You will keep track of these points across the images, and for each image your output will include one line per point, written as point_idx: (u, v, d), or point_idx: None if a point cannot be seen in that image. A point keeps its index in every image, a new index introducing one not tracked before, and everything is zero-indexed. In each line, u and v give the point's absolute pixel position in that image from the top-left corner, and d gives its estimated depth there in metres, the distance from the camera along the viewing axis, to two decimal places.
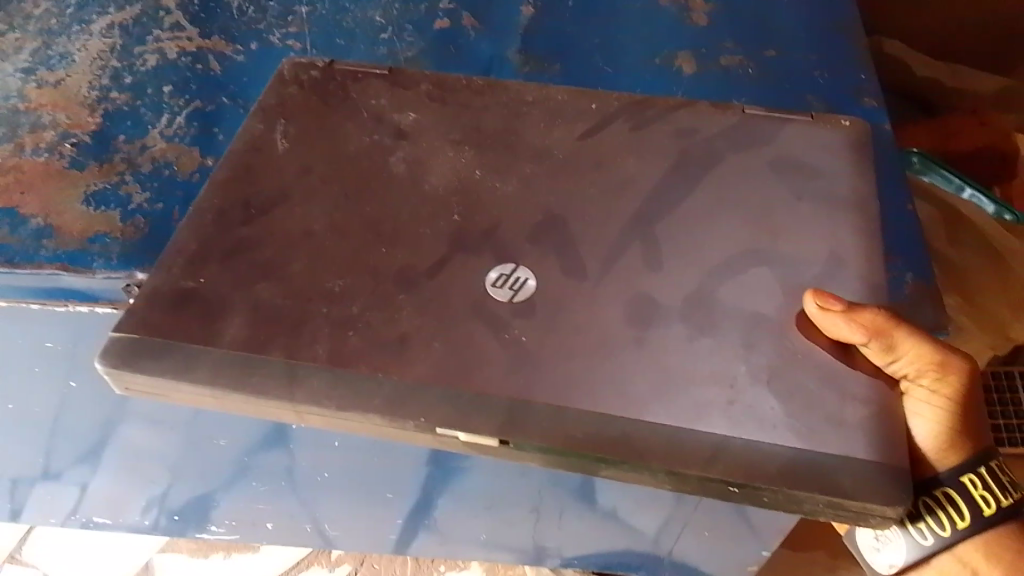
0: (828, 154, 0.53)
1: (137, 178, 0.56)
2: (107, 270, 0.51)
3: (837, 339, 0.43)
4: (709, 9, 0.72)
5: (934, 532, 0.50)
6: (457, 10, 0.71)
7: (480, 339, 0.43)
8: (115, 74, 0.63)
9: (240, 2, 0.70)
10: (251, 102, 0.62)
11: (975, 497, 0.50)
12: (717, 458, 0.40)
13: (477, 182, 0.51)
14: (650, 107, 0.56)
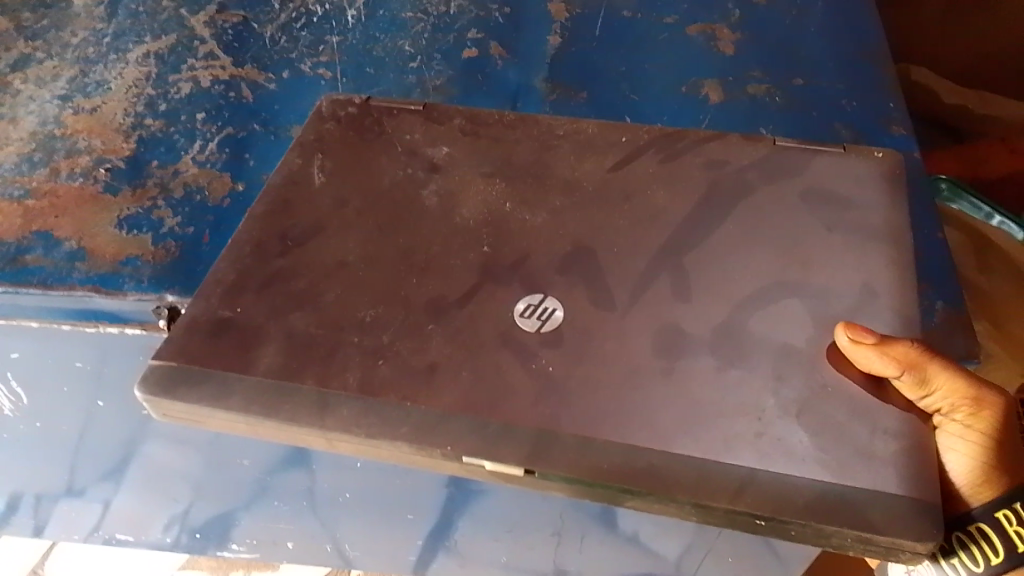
0: (860, 185, 0.52)
1: (169, 203, 0.58)
2: (138, 291, 0.53)
3: (869, 372, 0.42)
4: (735, 39, 0.73)
5: (967, 568, 0.48)
6: (485, 39, 0.72)
7: (507, 369, 0.44)
8: (150, 101, 0.65)
9: (272, 32, 0.72)
10: (281, 128, 0.63)
11: (1010, 533, 0.47)
12: (745, 491, 0.39)
13: (507, 214, 0.52)
14: (680, 140, 0.56)
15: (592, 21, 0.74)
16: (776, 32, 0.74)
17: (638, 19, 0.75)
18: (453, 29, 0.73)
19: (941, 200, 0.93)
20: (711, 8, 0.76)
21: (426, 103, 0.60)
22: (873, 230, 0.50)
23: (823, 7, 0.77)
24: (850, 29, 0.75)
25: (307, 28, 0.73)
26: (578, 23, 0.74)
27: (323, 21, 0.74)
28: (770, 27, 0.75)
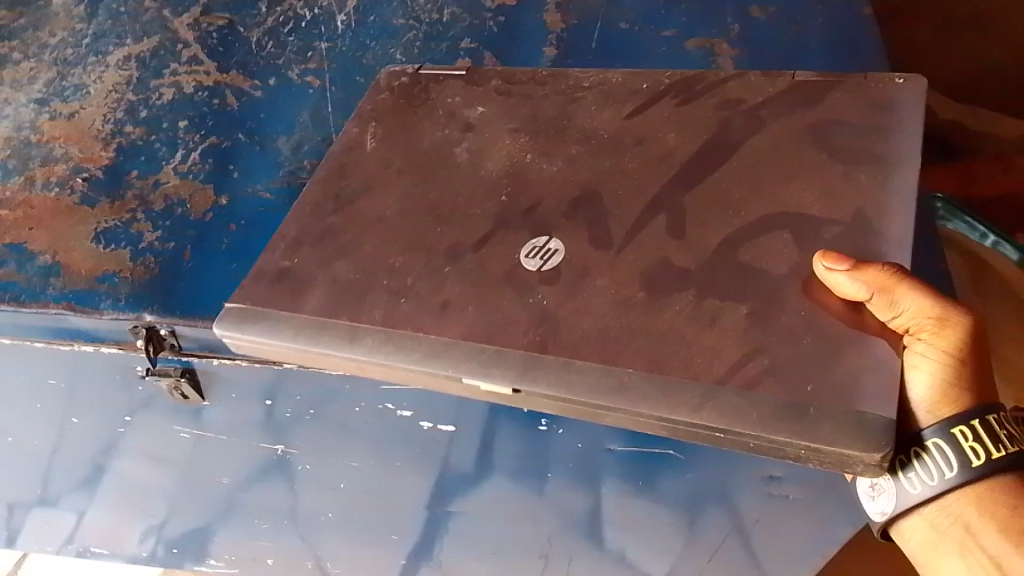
0: (878, 111, 0.52)
1: (148, 217, 0.67)
2: (114, 311, 0.62)
3: (847, 298, 0.43)
4: (734, 54, 0.73)
5: (922, 481, 0.44)
6: (478, 49, 0.76)
7: (508, 302, 0.49)
8: (130, 107, 0.75)
9: (258, 37, 0.79)
10: (264, 138, 0.71)
11: (964, 448, 0.43)
12: (704, 406, 0.42)
13: (526, 165, 0.56)
14: (699, 82, 0.58)
15: (590, 32, 0.76)
16: (787, 59, 0.73)
17: (636, 30, 0.77)
18: (445, 38, 0.78)
19: (938, 220, 0.90)
20: (710, 20, 0.76)
21: (470, 68, 0.66)
22: (882, 157, 0.50)
23: (821, 25, 0.76)
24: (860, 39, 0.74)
25: (293, 33, 0.80)
26: (575, 34, 0.77)
27: (312, 27, 0.80)
28: (771, 45, 0.75)
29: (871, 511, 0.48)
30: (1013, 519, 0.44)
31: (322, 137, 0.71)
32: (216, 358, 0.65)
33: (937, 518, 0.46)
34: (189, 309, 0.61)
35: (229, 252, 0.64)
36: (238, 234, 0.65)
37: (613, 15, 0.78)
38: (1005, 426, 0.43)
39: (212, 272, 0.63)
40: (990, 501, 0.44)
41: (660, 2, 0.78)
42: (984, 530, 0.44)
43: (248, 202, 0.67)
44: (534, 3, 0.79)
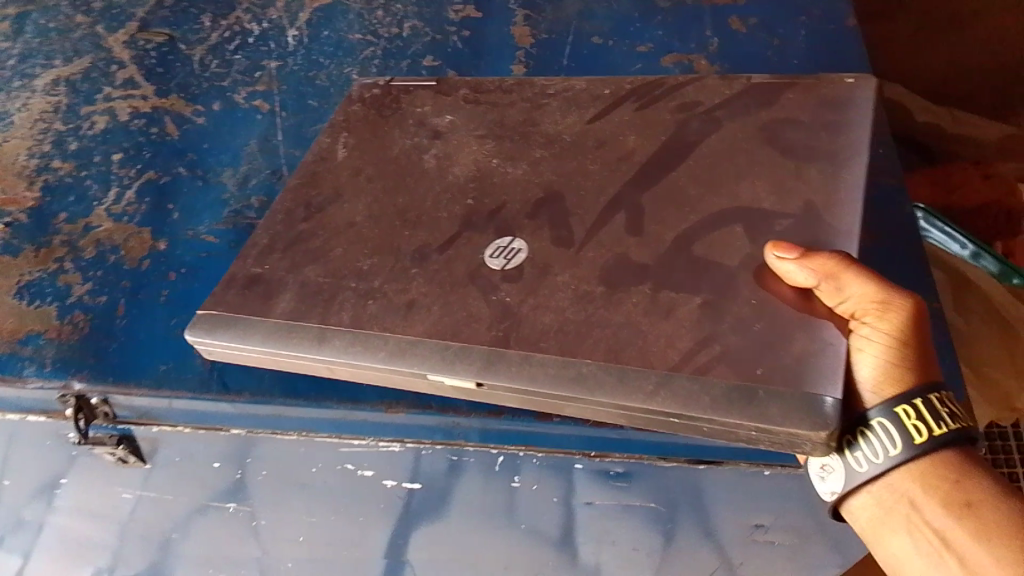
0: (831, 108, 0.54)
1: (78, 265, 0.66)
2: (38, 378, 0.60)
3: (796, 286, 0.45)
4: (713, 68, 0.75)
5: (868, 459, 0.45)
6: (441, 66, 0.78)
7: (472, 299, 0.50)
8: (58, 138, 0.76)
9: (202, 55, 0.83)
10: (205, 171, 0.73)
11: (906, 426, 0.44)
12: (658, 393, 0.43)
13: (493, 169, 0.58)
14: (659, 87, 0.59)
15: (561, 49, 0.78)
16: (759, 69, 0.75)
17: (611, 45, 0.79)
18: (406, 55, 0.80)
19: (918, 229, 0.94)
20: (688, 36, 0.79)
21: (439, 79, 0.67)
22: (831, 152, 0.51)
23: (804, 37, 0.78)
24: (825, 45, 0.77)
25: (240, 50, 0.83)
26: (543, 49, 0.79)
27: (259, 44, 0.84)
28: (750, 56, 0.77)
29: (823, 490, 0.48)
30: (955, 492, 0.45)
31: (270, 169, 0.72)
32: (157, 425, 0.63)
33: (883, 495, 0.47)
34: (123, 375, 0.60)
35: (168, 306, 0.63)
36: (178, 283, 0.65)
37: (585, 29, 0.80)
38: (946, 405, 0.45)
39: (150, 329, 0.62)
40: (932, 476, 0.45)
41: (634, 17, 0.81)
42: (927, 504, 0.46)
43: (189, 244, 0.67)
44: (499, 18, 0.82)
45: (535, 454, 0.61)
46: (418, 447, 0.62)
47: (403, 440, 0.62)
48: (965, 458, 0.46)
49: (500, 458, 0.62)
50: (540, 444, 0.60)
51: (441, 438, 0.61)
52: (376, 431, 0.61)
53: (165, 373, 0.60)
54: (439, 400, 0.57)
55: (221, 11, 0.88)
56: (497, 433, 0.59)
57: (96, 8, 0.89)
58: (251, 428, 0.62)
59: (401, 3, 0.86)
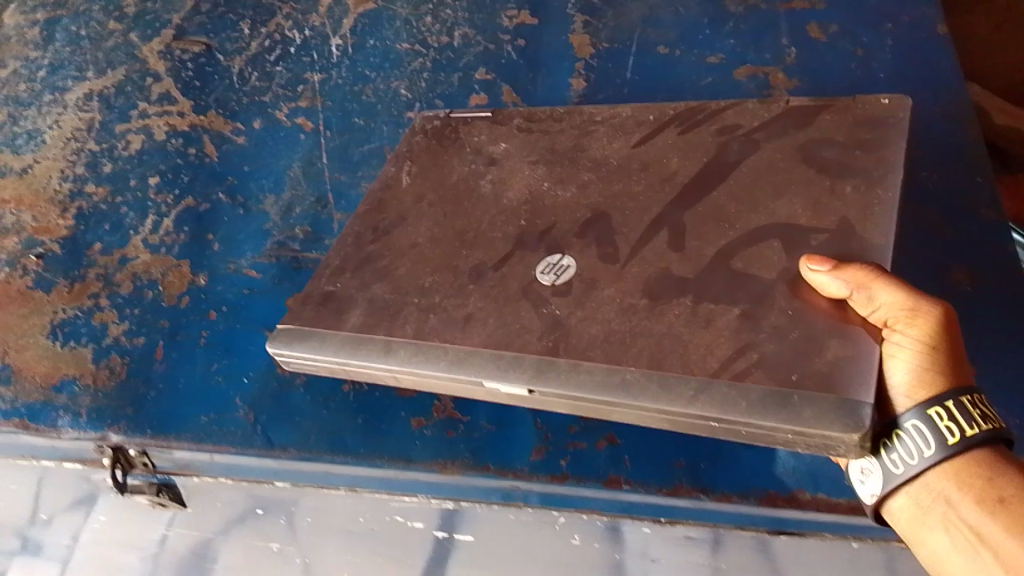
0: (869, 130, 0.56)
1: (116, 304, 0.70)
2: (74, 430, 0.64)
3: (830, 297, 0.48)
4: (791, 82, 0.74)
5: (902, 460, 0.47)
6: (496, 81, 0.77)
7: (524, 313, 0.54)
8: (93, 159, 0.80)
9: (241, 66, 0.84)
10: (246, 200, 0.74)
11: (939, 428, 0.46)
12: (698, 397, 0.46)
13: (543, 192, 0.62)
14: (701, 112, 0.63)
15: (625, 62, 0.78)
16: (829, 82, 0.74)
17: (677, 54, 0.78)
18: (457, 66, 0.79)
19: None
20: (763, 46, 0.78)
21: (494, 109, 0.72)
22: (866, 170, 0.54)
23: (891, 47, 0.77)
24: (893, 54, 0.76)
25: (281, 61, 0.84)
26: (604, 61, 0.78)
27: (303, 54, 0.84)
28: (820, 65, 0.76)
29: (863, 493, 0.50)
30: (988, 488, 0.46)
31: (314, 197, 0.72)
32: (198, 475, 0.66)
33: (920, 495, 0.48)
34: (160, 428, 0.63)
35: (208, 349, 0.66)
36: (218, 324, 0.67)
37: (649, 39, 0.80)
38: (977, 406, 0.46)
39: (188, 375, 0.65)
40: (967, 474, 0.47)
41: (703, 24, 0.81)
42: (962, 500, 0.47)
43: (229, 280, 0.69)
44: (557, 25, 0.82)
45: (600, 517, 0.61)
46: (473, 506, 0.62)
47: (456, 499, 0.62)
48: (1000, 458, 0.47)
49: (561, 519, 0.62)
50: (602, 508, 0.59)
51: (500, 499, 0.61)
52: (428, 489, 0.62)
53: (206, 425, 0.63)
54: (496, 462, 0.59)
55: (262, 18, 0.89)
56: (557, 496, 0.59)
57: (129, 15, 0.93)
58: (297, 480, 0.64)
59: (451, 9, 0.85)
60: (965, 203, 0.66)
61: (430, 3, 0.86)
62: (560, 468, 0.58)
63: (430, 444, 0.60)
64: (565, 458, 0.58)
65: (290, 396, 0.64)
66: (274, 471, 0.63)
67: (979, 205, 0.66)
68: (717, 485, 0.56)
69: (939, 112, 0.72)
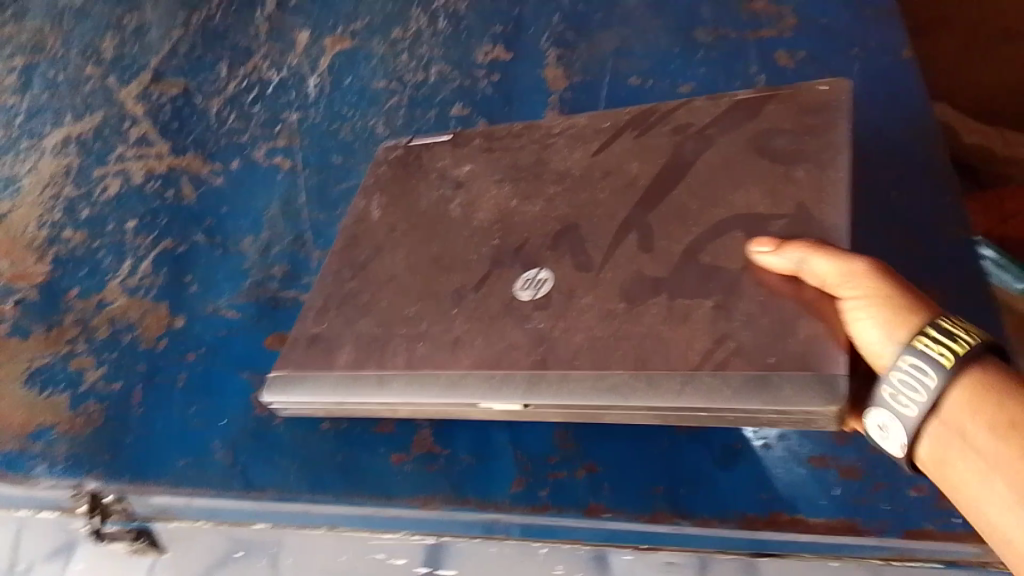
0: (816, 118, 0.59)
1: (91, 350, 0.69)
2: (50, 478, 0.63)
3: (785, 276, 0.50)
4: None
5: (912, 399, 0.47)
6: (472, 115, 0.82)
7: (509, 330, 0.56)
8: (70, 205, 0.81)
9: (218, 108, 0.86)
10: (222, 240, 0.75)
11: (932, 356, 0.46)
12: (685, 390, 0.48)
13: (512, 209, 0.64)
14: (653, 115, 0.65)
15: (595, 92, 0.81)
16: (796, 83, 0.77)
17: (649, 84, 0.81)
18: (433, 102, 0.83)
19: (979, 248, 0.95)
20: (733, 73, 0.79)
21: (454, 133, 0.74)
22: (816, 156, 0.56)
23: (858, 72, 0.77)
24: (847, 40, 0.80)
25: (258, 102, 0.86)
26: (577, 92, 0.81)
27: (280, 96, 0.86)
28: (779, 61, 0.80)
29: (890, 448, 0.49)
30: (1002, 415, 0.45)
31: (292, 236, 0.73)
32: (175, 520, 0.62)
33: (939, 432, 0.47)
34: (138, 472, 0.62)
35: (186, 392, 0.65)
36: (196, 365, 0.67)
37: (620, 70, 0.83)
38: (958, 325, 0.47)
39: (166, 418, 0.64)
40: (981, 401, 0.45)
41: (674, 54, 0.83)
42: (978, 433, 0.45)
43: (208, 322, 0.69)
44: (530, 59, 0.85)
45: (582, 546, 0.58)
46: (452, 541, 0.60)
47: (438, 533, 0.60)
48: (1011, 380, 0.46)
49: (543, 550, 0.59)
50: (585, 537, 0.57)
51: (480, 532, 0.59)
52: (408, 525, 0.60)
53: (184, 468, 0.62)
54: (477, 495, 0.59)
55: (240, 57, 0.91)
56: (540, 527, 0.58)
57: (107, 58, 0.93)
58: (279, 521, 0.61)
59: (425, 46, 0.88)
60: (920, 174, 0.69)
61: (405, 40, 0.90)
62: (540, 498, 0.58)
63: (411, 478, 0.60)
64: (545, 489, 0.58)
65: (270, 435, 0.63)
66: (247, 511, 0.61)
67: (934, 175, 0.69)
68: (697, 511, 0.55)
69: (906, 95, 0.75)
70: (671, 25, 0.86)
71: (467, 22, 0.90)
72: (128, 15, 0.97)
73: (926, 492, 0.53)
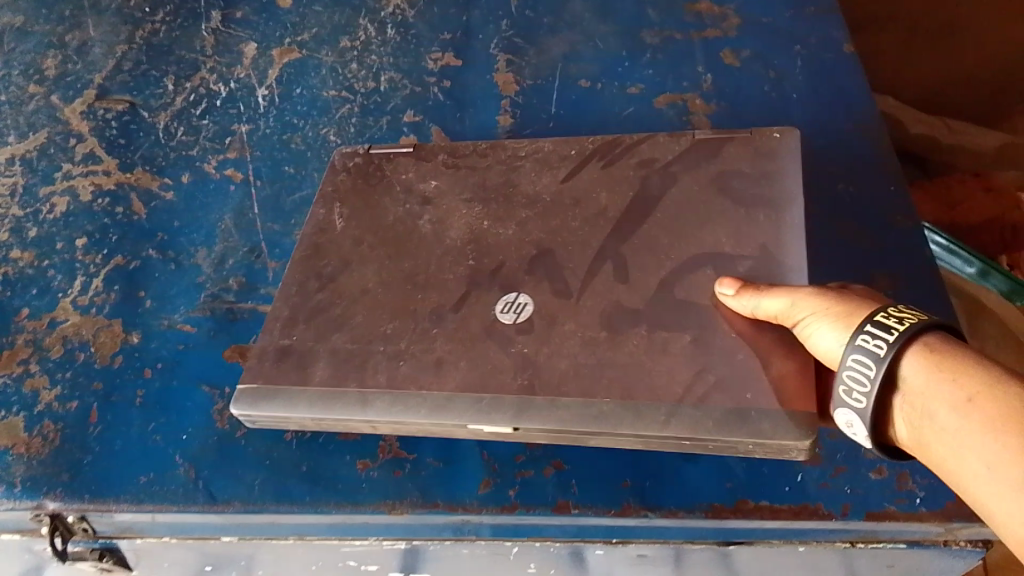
0: (767, 162, 0.65)
1: (44, 368, 0.65)
2: (9, 500, 0.58)
3: (746, 315, 0.55)
4: (708, 106, 0.84)
5: (860, 393, 0.51)
6: (423, 122, 0.85)
7: (494, 354, 0.58)
8: (17, 226, 0.75)
9: (166, 122, 0.83)
10: (178, 254, 0.72)
11: (869, 348, 0.50)
12: (671, 420, 0.53)
13: (484, 230, 0.66)
14: (617, 145, 0.69)
15: (547, 97, 0.86)
16: (739, 102, 0.84)
17: (599, 87, 0.87)
18: (386, 110, 0.85)
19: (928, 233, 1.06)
20: (681, 74, 0.87)
21: (415, 145, 0.75)
22: (773, 199, 0.62)
23: (801, 68, 0.88)
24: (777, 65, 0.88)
25: (207, 114, 0.83)
26: (529, 97, 0.87)
27: (229, 106, 0.84)
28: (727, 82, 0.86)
29: (858, 441, 0.53)
30: (959, 391, 0.47)
31: (247, 247, 0.72)
32: (141, 537, 0.61)
33: (907, 411, 0.50)
34: (99, 492, 0.59)
35: (144, 410, 0.63)
36: (153, 382, 0.64)
37: (571, 73, 0.88)
38: (892, 316, 0.51)
39: (126, 436, 0.61)
40: (937, 378, 0.48)
41: (622, 56, 0.90)
42: (939, 410, 0.48)
43: (165, 337, 0.67)
44: (481, 65, 0.90)
45: (553, 543, 0.62)
46: (424, 544, 0.63)
47: (409, 538, 0.62)
48: (965, 362, 0.48)
49: (515, 549, 0.63)
50: (557, 534, 0.61)
51: (450, 534, 0.62)
52: (378, 531, 0.61)
53: (146, 486, 0.59)
54: (445, 498, 0.60)
55: (184, 72, 0.88)
56: (508, 527, 0.61)
57: (50, 76, 0.87)
58: (245, 534, 0.61)
59: (375, 55, 0.90)
60: (855, 197, 0.75)
61: (354, 50, 0.91)
62: (509, 498, 0.60)
63: (378, 484, 0.60)
64: (513, 489, 0.60)
65: (233, 448, 0.62)
66: (220, 527, 0.60)
67: (865, 197, 0.75)
68: (663, 503, 0.59)
69: (825, 107, 0.84)
70: (619, 30, 0.93)
71: (416, 31, 0.94)
72: (70, 32, 0.92)
73: (885, 475, 0.60)
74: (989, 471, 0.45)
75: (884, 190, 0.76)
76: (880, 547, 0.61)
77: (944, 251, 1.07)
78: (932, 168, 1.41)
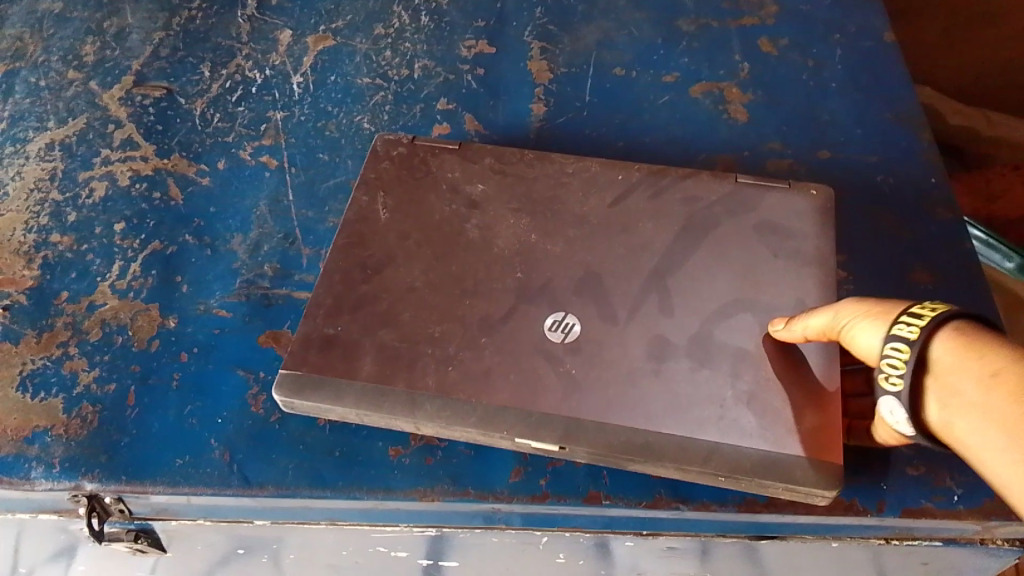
0: (800, 219, 0.69)
1: (82, 350, 0.67)
2: (49, 480, 0.61)
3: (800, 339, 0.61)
4: (745, 94, 0.91)
5: (895, 377, 0.55)
6: (457, 110, 0.86)
7: (543, 373, 0.61)
8: (56, 210, 0.76)
9: (203, 109, 0.84)
10: (215, 240, 0.74)
11: (903, 333, 0.54)
12: (711, 458, 0.58)
13: (533, 244, 0.68)
14: (664, 177, 0.72)
15: (581, 86, 0.89)
16: (765, 116, 0.89)
17: (635, 75, 0.92)
18: (419, 98, 0.87)
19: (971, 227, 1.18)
20: (718, 63, 0.94)
21: (460, 143, 0.75)
22: (807, 256, 0.67)
23: (824, 92, 0.92)
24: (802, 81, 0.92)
25: (243, 102, 0.85)
26: (562, 85, 0.89)
27: (262, 93, 0.86)
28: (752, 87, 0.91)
29: (901, 426, 0.57)
30: (983, 366, 0.52)
31: (282, 234, 0.75)
32: (175, 519, 0.66)
33: (937, 392, 0.54)
34: (136, 473, 0.61)
35: (181, 393, 0.65)
36: (190, 365, 0.67)
37: (608, 63, 0.92)
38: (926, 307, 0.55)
39: (163, 419, 0.64)
40: (966, 356, 0.53)
41: (658, 44, 0.95)
42: (965, 385, 0.52)
43: (201, 322, 0.69)
44: (515, 53, 0.92)
45: (583, 533, 0.69)
46: (453, 531, 0.68)
47: (439, 526, 0.67)
48: (988, 340, 0.53)
49: (544, 538, 0.70)
50: (587, 525, 0.68)
51: (481, 522, 0.67)
52: (408, 517, 0.66)
53: (182, 468, 0.62)
54: (477, 486, 0.63)
55: (221, 59, 0.88)
56: (538, 517, 0.67)
57: (89, 63, 0.87)
58: (277, 518, 0.66)
59: (409, 42, 0.91)
60: (870, 232, 0.80)
61: (388, 37, 0.92)
62: (540, 488, 0.64)
63: (410, 471, 0.64)
64: (544, 479, 0.64)
65: (267, 433, 0.64)
66: (254, 510, 0.64)
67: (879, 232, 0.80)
68: (695, 495, 0.64)
69: (844, 137, 0.88)
70: (654, 17, 0.98)
71: (449, 18, 0.95)
72: (108, 19, 0.91)
73: (921, 471, 0.67)
74: (1015, 442, 0.50)
75: (897, 221, 0.81)
76: (916, 544, 0.70)
77: (982, 245, 1.21)
78: (972, 161, 1.53)
